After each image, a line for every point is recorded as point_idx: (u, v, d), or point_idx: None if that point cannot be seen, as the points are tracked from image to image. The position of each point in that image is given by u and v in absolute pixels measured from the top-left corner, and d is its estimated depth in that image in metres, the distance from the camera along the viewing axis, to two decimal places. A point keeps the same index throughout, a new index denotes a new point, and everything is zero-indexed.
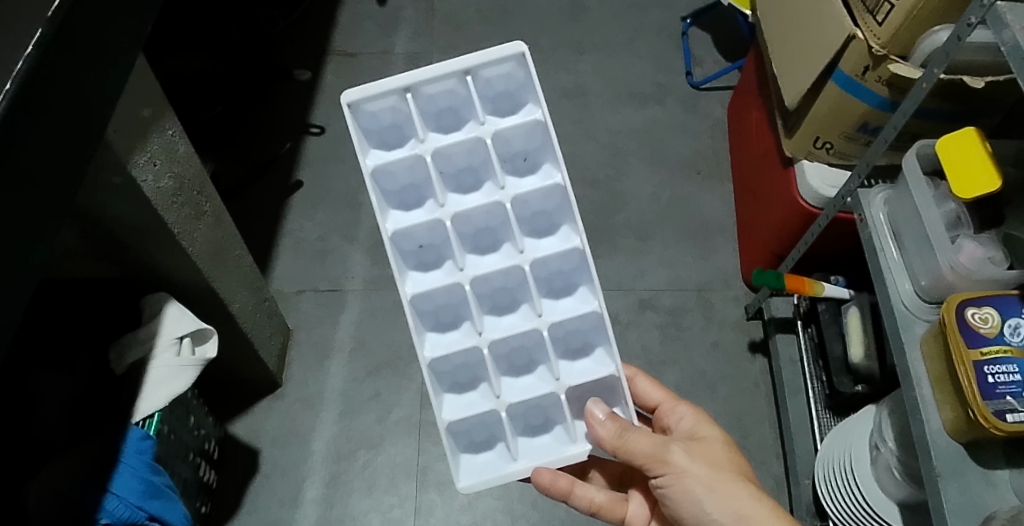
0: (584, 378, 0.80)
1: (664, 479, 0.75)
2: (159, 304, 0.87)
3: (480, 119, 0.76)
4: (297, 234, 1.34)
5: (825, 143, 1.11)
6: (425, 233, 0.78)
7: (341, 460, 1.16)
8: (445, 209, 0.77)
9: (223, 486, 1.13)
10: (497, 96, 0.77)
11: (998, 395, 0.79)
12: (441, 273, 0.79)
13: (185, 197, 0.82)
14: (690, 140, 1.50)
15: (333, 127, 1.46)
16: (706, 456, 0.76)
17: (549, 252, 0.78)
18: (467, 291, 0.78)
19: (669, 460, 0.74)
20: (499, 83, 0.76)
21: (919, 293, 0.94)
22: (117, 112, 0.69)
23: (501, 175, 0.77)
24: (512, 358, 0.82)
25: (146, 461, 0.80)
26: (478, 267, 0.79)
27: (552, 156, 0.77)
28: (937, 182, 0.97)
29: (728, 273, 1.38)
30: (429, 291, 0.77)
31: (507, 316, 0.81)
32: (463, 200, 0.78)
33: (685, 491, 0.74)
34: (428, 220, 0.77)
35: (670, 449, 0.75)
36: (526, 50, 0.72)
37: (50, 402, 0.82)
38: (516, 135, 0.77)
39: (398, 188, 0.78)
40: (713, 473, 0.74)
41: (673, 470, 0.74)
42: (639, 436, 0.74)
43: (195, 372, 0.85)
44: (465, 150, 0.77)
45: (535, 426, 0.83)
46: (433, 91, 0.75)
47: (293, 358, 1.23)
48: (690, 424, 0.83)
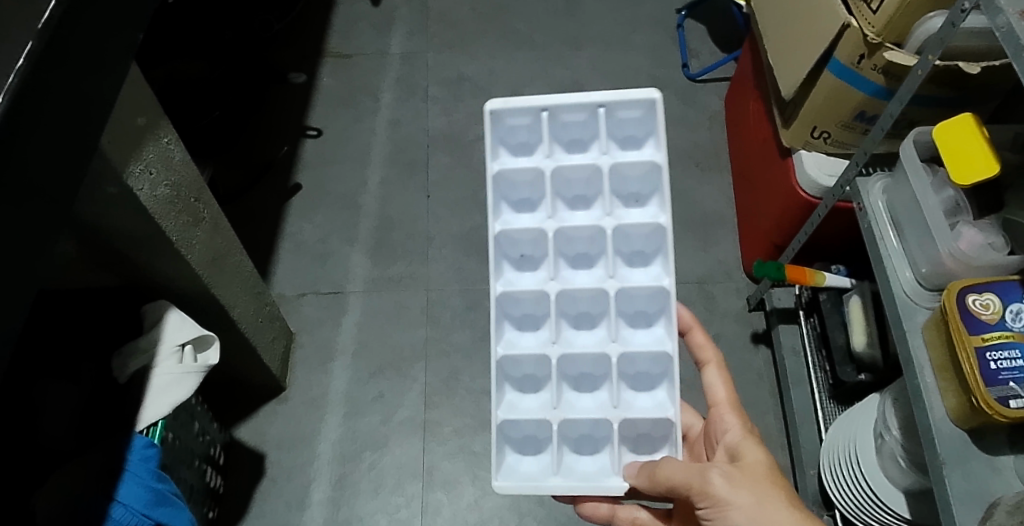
0: (643, 414, 0.79)
1: (709, 510, 0.73)
2: (159, 312, 0.87)
3: (604, 150, 0.79)
4: (297, 237, 1.34)
5: (823, 132, 1.11)
6: (529, 242, 0.81)
7: (347, 462, 1.16)
8: (552, 222, 0.80)
9: (230, 491, 1.14)
10: (625, 136, 0.80)
11: (1001, 381, 0.79)
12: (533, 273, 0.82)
13: (182, 205, 0.83)
14: (688, 132, 1.49)
15: (331, 129, 1.46)
16: (749, 480, 0.73)
17: (640, 285, 0.79)
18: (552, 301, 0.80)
19: (710, 490, 0.72)
20: (630, 125, 0.79)
21: (920, 281, 0.94)
22: (111, 123, 0.69)
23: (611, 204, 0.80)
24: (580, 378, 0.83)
25: (151, 469, 0.80)
26: (570, 282, 0.81)
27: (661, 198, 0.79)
28: (936, 169, 0.97)
29: (729, 264, 1.37)
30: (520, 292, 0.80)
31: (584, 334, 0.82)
32: (573, 220, 0.81)
33: (729, 523, 0.72)
34: (534, 230, 0.80)
35: (711, 478, 0.73)
36: (659, 97, 0.75)
37: (56, 413, 0.82)
38: (634, 174, 0.80)
39: (517, 198, 0.82)
40: (757, 499, 0.72)
41: (715, 500, 0.72)
42: (674, 464, 0.73)
43: (197, 379, 0.86)
44: (583, 177, 0.81)
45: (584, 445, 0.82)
46: (568, 117, 0.79)
47: (296, 361, 1.23)
48: (738, 439, 0.81)
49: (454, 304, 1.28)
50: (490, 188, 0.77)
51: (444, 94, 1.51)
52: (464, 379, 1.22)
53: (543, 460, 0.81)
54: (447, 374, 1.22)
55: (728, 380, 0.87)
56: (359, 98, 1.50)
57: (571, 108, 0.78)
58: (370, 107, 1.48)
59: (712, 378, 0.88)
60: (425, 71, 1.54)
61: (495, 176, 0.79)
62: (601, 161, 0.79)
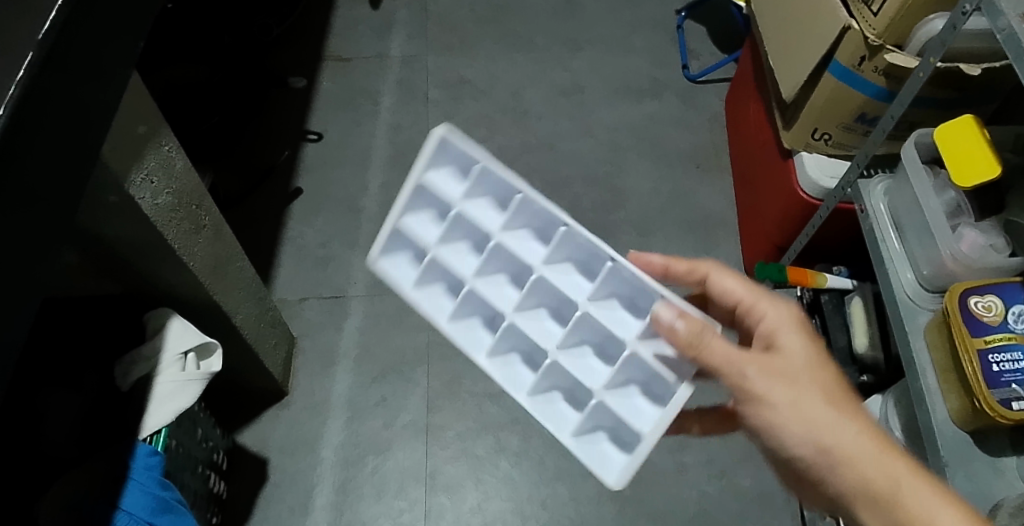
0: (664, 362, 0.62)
1: (747, 407, 0.63)
2: (162, 320, 0.87)
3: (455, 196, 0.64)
4: (298, 241, 1.34)
5: (823, 134, 1.11)
6: (511, 338, 0.67)
7: (350, 466, 1.16)
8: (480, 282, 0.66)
9: (233, 496, 1.14)
10: (460, 161, 0.65)
11: (1003, 383, 0.79)
12: (484, 325, 0.68)
13: (183, 212, 0.83)
14: (688, 134, 1.49)
15: (331, 133, 1.46)
16: (781, 370, 0.63)
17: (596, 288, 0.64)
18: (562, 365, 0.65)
19: (748, 385, 0.62)
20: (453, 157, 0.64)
21: (921, 282, 0.95)
22: (113, 132, 0.69)
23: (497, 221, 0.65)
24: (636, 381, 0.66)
25: (156, 477, 0.80)
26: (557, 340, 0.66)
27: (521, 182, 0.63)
28: (937, 170, 0.97)
29: (730, 266, 1.37)
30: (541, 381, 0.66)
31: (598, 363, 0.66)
32: (486, 221, 0.65)
33: (766, 425, 0.62)
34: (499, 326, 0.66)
35: (746, 374, 0.62)
36: (445, 129, 0.60)
37: (58, 420, 0.82)
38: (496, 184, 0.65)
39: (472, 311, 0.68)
40: (793, 391, 0.62)
41: (752, 397, 0.62)
42: (716, 341, 0.60)
43: (200, 386, 0.86)
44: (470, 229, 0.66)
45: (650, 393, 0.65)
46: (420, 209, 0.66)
47: (298, 366, 1.23)
48: (776, 324, 0.69)
49: None
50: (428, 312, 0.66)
51: (444, 97, 1.51)
52: (466, 383, 1.22)
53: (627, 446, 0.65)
54: (449, 378, 1.23)
55: (745, 279, 0.74)
56: (359, 101, 1.50)
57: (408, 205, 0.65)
58: (370, 111, 1.48)
59: (725, 281, 0.75)
60: (425, 74, 1.54)
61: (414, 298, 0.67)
62: (489, 160, 0.62)
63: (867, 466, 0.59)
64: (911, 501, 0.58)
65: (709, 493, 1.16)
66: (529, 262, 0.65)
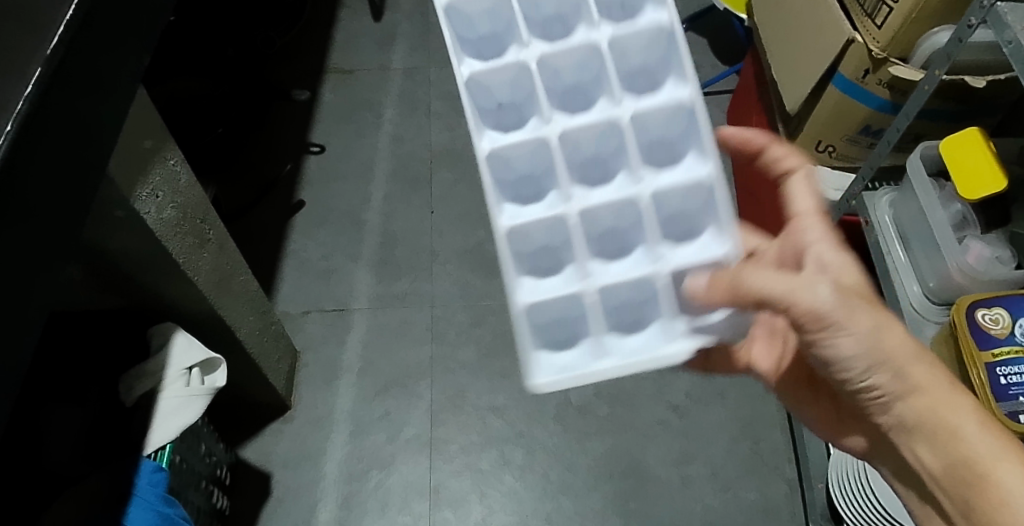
0: (692, 260, 0.66)
1: (818, 333, 0.62)
2: (166, 334, 0.87)
3: (547, 116, 0.65)
4: (301, 254, 1.34)
5: (827, 146, 1.12)
6: (544, 233, 0.66)
7: (353, 481, 1.15)
8: (572, 205, 0.66)
9: (236, 512, 1.13)
10: (565, 88, 0.67)
11: (1011, 396, 0.79)
12: (571, 271, 0.67)
13: (188, 227, 0.82)
14: None
15: (333, 145, 1.46)
16: (849, 292, 0.62)
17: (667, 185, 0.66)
18: (593, 302, 0.66)
19: (824, 312, 0.60)
20: (500, 91, 0.65)
21: (928, 295, 0.94)
22: (119, 148, 0.69)
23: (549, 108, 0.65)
24: (618, 313, 0.68)
25: (160, 494, 0.79)
26: (604, 276, 0.67)
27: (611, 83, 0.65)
28: (943, 183, 0.97)
29: None
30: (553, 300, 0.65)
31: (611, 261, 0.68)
32: (583, 123, 0.65)
33: (837, 346, 0.63)
34: (551, 216, 0.65)
35: (818, 291, 0.60)
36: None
37: (61, 435, 0.81)
38: (567, 65, 0.66)
39: (535, 251, 0.67)
40: (872, 326, 0.61)
41: (827, 327, 0.61)
42: (768, 276, 0.60)
43: (204, 402, 0.86)
44: (528, 154, 0.66)
45: (626, 323, 0.68)
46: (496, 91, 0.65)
47: (301, 379, 1.22)
48: (822, 239, 0.67)
49: (458, 320, 1.28)
50: (506, 251, 0.62)
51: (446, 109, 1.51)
52: (470, 396, 1.22)
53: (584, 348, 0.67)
54: (452, 392, 1.22)
55: (813, 185, 0.71)
56: (362, 113, 1.50)
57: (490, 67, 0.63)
58: (373, 123, 1.48)
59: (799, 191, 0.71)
60: (427, 86, 1.54)
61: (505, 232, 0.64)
62: (544, 58, 0.64)
63: (925, 404, 0.63)
64: (980, 439, 0.62)
65: (715, 507, 1.15)
66: (634, 194, 0.66)
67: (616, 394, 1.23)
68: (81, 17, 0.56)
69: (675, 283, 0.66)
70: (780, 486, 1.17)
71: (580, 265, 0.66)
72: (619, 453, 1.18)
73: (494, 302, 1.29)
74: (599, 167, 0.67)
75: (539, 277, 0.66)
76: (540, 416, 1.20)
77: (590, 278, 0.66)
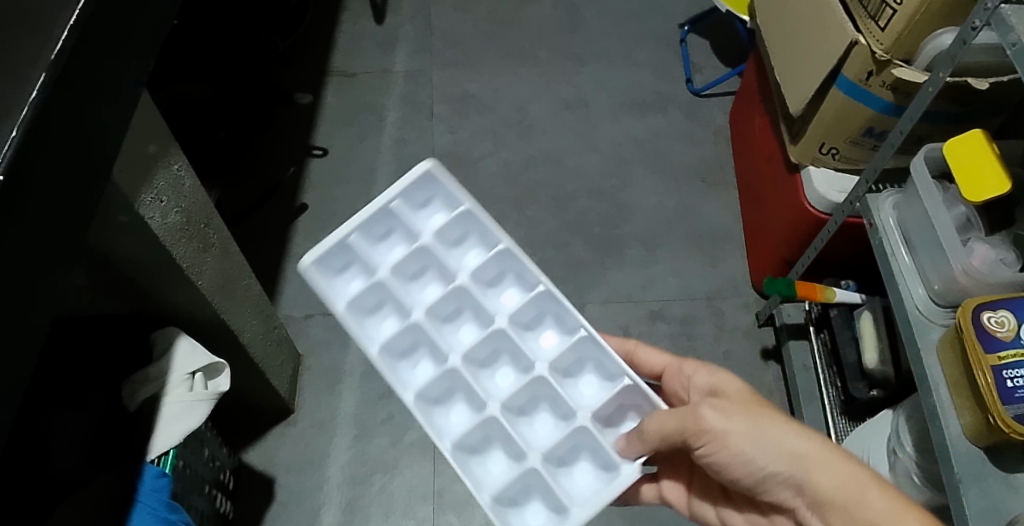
0: (602, 405, 0.75)
1: (707, 447, 0.69)
2: (170, 339, 0.86)
3: (431, 250, 0.78)
4: (303, 257, 1.34)
5: (831, 148, 1.11)
6: (440, 388, 0.75)
7: (357, 485, 1.15)
8: (454, 357, 0.75)
9: (239, 516, 1.12)
10: (457, 239, 0.80)
11: (1018, 399, 0.78)
12: (432, 368, 0.76)
13: (192, 231, 0.82)
14: (694, 148, 1.49)
15: (336, 148, 1.46)
16: (737, 405, 0.70)
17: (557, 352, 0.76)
18: (502, 422, 0.73)
19: (705, 425, 0.68)
20: (444, 235, 0.79)
21: (932, 297, 0.93)
22: (123, 152, 0.68)
23: (455, 266, 0.78)
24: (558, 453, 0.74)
25: (163, 500, 0.79)
26: (500, 396, 0.74)
27: (487, 234, 0.78)
28: (946, 186, 0.97)
29: (737, 280, 1.36)
30: (465, 437, 0.73)
31: (537, 431, 0.75)
32: (458, 268, 0.78)
33: (732, 453, 0.69)
34: (440, 373, 0.75)
35: (703, 414, 0.68)
36: (432, 164, 0.77)
37: (63, 439, 0.81)
38: (454, 231, 0.79)
39: (438, 393, 0.75)
40: (756, 430, 0.69)
41: (711, 437, 0.68)
42: (657, 417, 0.68)
43: (208, 406, 0.85)
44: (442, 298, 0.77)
45: (563, 458, 0.74)
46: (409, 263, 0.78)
47: (304, 383, 1.22)
48: (713, 378, 0.76)
49: None
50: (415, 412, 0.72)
51: (449, 112, 1.51)
52: None
53: (534, 492, 0.73)
54: None
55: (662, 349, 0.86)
56: (364, 117, 1.50)
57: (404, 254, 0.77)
58: (375, 126, 1.48)
59: (648, 355, 0.86)
60: (430, 89, 1.54)
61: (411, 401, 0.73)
62: (472, 203, 0.77)
63: (822, 475, 0.67)
64: (878, 499, 0.66)
65: None
66: (496, 316, 0.77)
67: None
68: (85, 22, 0.56)
69: (591, 425, 0.73)
70: None
71: (477, 399, 0.74)
72: None
73: None
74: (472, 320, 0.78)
75: (450, 425, 0.74)
76: None
77: (492, 403, 0.74)
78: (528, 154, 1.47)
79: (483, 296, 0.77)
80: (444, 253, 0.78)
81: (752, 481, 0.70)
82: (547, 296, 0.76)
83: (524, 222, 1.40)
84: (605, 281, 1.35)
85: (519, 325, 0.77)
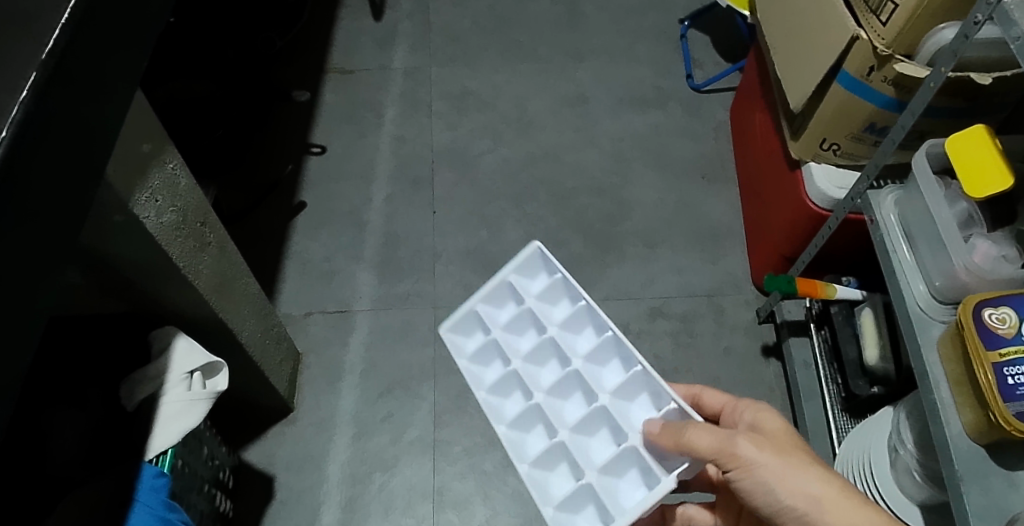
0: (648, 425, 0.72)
1: (735, 472, 0.70)
2: (168, 339, 0.86)
3: (520, 298, 0.79)
4: (303, 255, 1.34)
5: (832, 144, 1.10)
6: (526, 421, 0.76)
7: (356, 483, 1.15)
8: (534, 393, 0.76)
9: (240, 514, 1.12)
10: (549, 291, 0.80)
11: (1019, 396, 0.78)
12: (519, 400, 0.77)
13: (188, 231, 0.82)
14: (695, 144, 1.49)
15: (335, 145, 1.45)
16: (771, 444, 0.71)
17: (618, 384, 0.75)
18: (568, 446, 0.73)
19: (738, 452, 0.69)
20: (537, 286, 0.80)
21: (934, 294, 0.93)
22: (117, 151, 0.68)
23: (543, 314, 0.78)
24: (614, 469, 0.72)
25: (161, 498, 0.79)
26: (572, 426, 0.74)
27: (567, 283, 0.78)
28: (948, 182, 0.96)
29: (738, 277, 1.36)
30: (539, 465, 0.74)
31: (603, 452, 0.74)
32: (546, 315, 0.78)
33: (756, 483, 0.70)
34: (524, 407, 0.76)
35: (737, 442, 0.69)
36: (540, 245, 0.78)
37: (63, 439, 0.81)
38: (541, 284, 0.80)
39: (520, 420, 0.76)
40: (785, 463, 0.70)
41: (741, 464, 0.69)
42: (701, 432, 0.67)
43: (207, 405, 0.85)
44: (531, 342, 0.78)
45: (618, 468, 0.73)
46: (502, 314, 0.80)
47: (304, 382, 1.22)
48: (752, 416, 0.80)
49: None
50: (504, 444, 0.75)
51: (448, 109, 1.51)
52: (473, 396, 1.21)
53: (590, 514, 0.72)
54: (456, 392, 1.22)
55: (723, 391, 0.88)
56: (363, 114, 1.49)
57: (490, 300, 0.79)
58: (374, 124, 1.48)
59: (710, 398, 0.88)
60: (429, 85, 1.53)
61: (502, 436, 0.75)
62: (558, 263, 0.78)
63: (838, 513, 0.68)
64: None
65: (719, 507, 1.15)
66: (572, 353, 0.77)
67: None
68: (76, 20, 0.56)
69: (638, 443, 0.71)
70: None
71: (550, 427, 0.75)
72: None
73: None
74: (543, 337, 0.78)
75: (525, 450, 0.75)
76: None
77: (560, 432, 0.74)
78: (528, 151, 1.46)
79: (568, 339, 0.78)
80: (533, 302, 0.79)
81: (772, 513, 0.71)
82: (614, 336, 0.76)
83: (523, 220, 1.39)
84: (605, 278, 1.34)
85: (591, 361, 0.77)
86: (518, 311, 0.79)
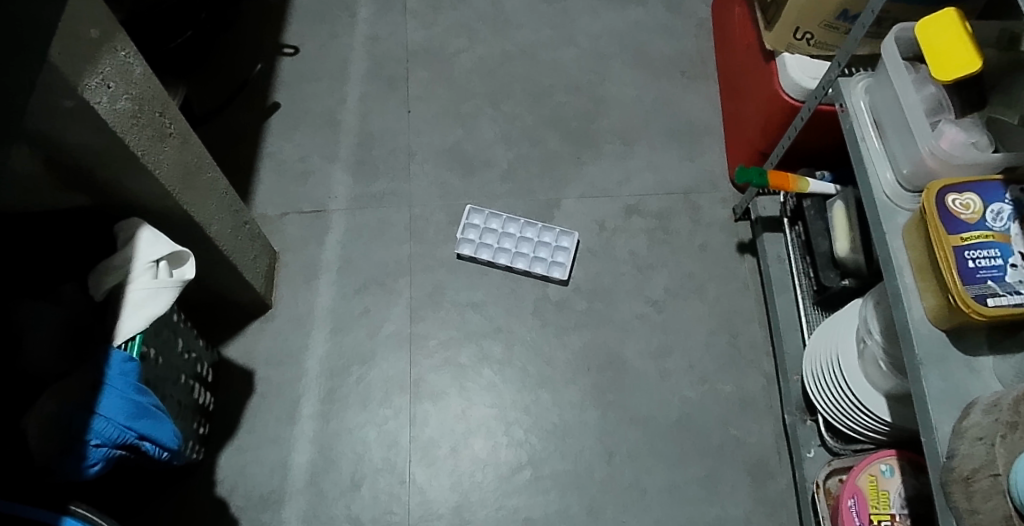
0: (469, 237, 1.25)
1: None
2: (132, 230, 0.86)
3: (545, 254, 1.25)
4: (277, 156, 1.33)
5: (805, 34, 1.09)
6: (526, 253, 1.25)
7: (334, 377, 1.18)
8: (507, 251, 1.24)
9: (221, 407, 1.15)
10: (548, 263, 1.24)
11: (979, 279, 0.77)
12: (527, 256, 1.24)
13: (145, 119, 0.80)
14: (673, 41, 1.45)
15: (308, 46, 1.42)
16: None
17: (499, 256, 1.24)
18: (498, 236, 1.25)
19: None
20: (553, 264, 1.24)
21: (901, 182, 0.90)
22: (59, 32, 0.65)
23: (544, 256, 1.25)
24: (500, 237, 1.25)
25: (132, 383, 0.80)
26: (495, 243, 1.25)
27: (534, 271, 1.24)
28: (918, 67, 0.92)
29: (715, 174, 1.34)
30: (526, 239, 1.26)
31: (509, 237, 1.26)
32: (550, 258, 1.24)
33: None
34: (519, 253, 1.24)
35: None
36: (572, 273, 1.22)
37: (39, 332, 0.83)
38: (557, 255, 1.25)
39: (533, 256, 1.25)
40: None
41: None
42: None
43: (174, 293, 0.85)
44: (539, 256, 1.25)
45: (502, 238, 1.25)
46: (547, 253, 1.25)
47: (281, 279, 1.24)
48: None
49: (437, 219, 1.28)
50: (555, 251, 1.25)
51: (422, 7, 1.47)
52: (448, 293, 1.23)
53: (517, 231, 1.26)
54: (432, 288, 1.23)
55: None
56: (336, 14, 1.46)
57: (563, 255, 1.25)
58: (347, 23, 1.45)
59: None
60: None
61: (556, 245, 1.25)
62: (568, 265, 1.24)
63: None
64: None
65: (691, 398, 1.18)
66: (518, 261, 1.24)
67: (595, 289, 1.24)
68: None
69: (472, 235, 1.25)
70: (756, 378, 1.20)
71: (516, 250, 1.25)
72: (597, 346, 1.21)
73: (472, 201, 1.30)
74: (526, 264, 1.24)
75: (538, 234, 1.26)
76: (518, 311, 1.22)
77: (510, 247, 1.25)
78: (504, 49, 1.43)
79: (514, 259, 1.24)
80: (551, 258, 1.24)
81: None
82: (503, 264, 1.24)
83: (500, 118, 1.37)
84: (580, 175, 1.33)
85: (516, 259, 1.24)
86: (555, 255, 1.25)
